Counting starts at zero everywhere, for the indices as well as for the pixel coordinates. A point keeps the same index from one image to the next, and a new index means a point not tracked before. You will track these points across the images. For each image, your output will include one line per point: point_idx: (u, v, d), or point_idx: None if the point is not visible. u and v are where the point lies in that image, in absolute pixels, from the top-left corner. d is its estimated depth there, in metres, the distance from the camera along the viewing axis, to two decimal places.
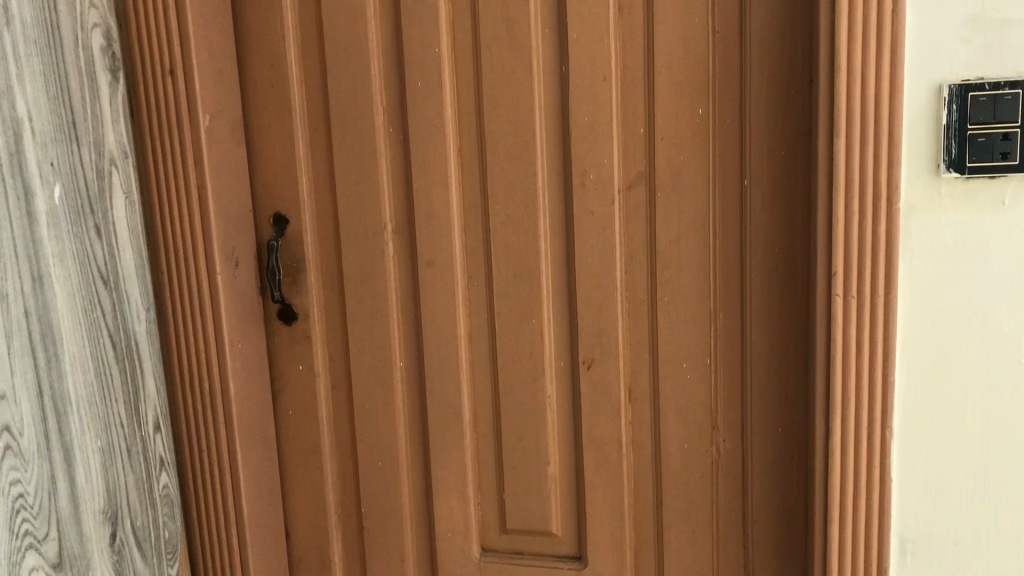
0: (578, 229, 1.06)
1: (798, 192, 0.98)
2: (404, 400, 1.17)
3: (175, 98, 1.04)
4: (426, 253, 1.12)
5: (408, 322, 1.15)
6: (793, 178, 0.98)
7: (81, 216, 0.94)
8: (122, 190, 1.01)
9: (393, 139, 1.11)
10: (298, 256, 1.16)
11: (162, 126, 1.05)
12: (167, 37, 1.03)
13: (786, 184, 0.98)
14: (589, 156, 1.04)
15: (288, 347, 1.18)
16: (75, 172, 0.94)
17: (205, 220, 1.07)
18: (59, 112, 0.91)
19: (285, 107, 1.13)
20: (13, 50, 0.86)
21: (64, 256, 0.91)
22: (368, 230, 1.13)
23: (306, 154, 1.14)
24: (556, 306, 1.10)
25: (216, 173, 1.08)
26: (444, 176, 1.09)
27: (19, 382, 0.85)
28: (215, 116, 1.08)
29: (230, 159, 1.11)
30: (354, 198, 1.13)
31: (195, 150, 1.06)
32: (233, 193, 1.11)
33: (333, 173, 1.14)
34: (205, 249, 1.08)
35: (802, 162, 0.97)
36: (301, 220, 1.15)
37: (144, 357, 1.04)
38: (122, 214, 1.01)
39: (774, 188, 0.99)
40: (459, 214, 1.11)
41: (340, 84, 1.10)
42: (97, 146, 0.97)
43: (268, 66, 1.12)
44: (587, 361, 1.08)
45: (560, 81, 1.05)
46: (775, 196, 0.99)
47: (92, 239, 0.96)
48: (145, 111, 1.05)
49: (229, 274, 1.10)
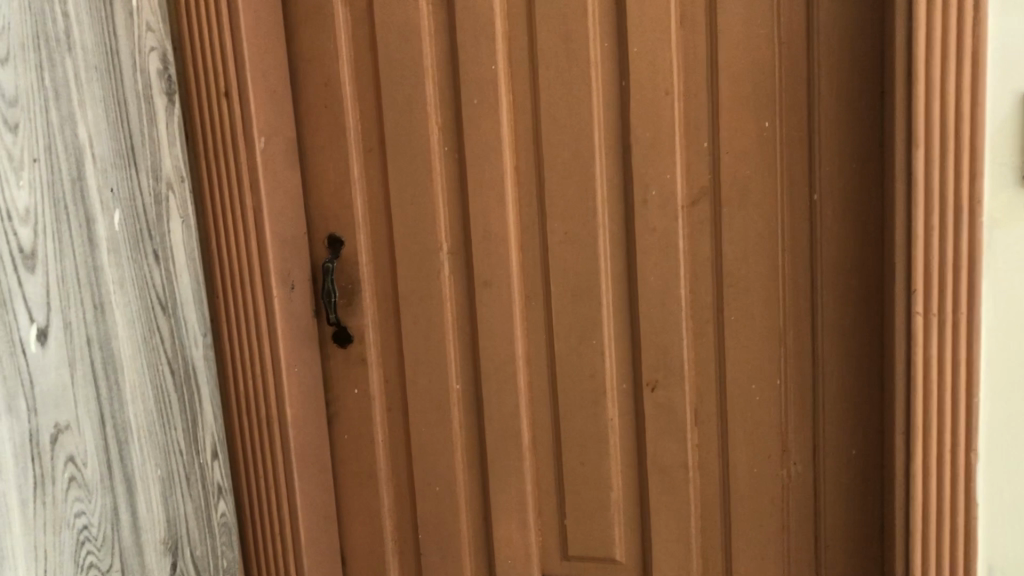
0: (640, 247, 1.03)
1: (872, 202, 0.95)
2: (460, 423, 1.15)
3: (231, 121, 1.03)
4: (483, 273, 1.09)
5: (465, 344, 1.13)
6: (868, 188, 0.95)
7: (140, 242, 0.93)
8: (180, 215, 1.00)
9: (449, 158, 1.09)
10: (352, 278, 1.14)
11: (218, 150, 1.04)
12: (222, 60, 1.02)
13: (860, 196, 0.95)
14: (650, 171, 1.01)
15: (343, 371, 1.16)
16: (135, 199, 0.93)
17: (262, 243, 1.06)
18: (119, 137, 0.90)
19: (339, 128, 1.11)
20: (75, 75, 0.85)
21: (124, 283, 0.90)
22: (424, 251, 1.11)
23: (360, 174, 1.12)
24: (618, 327, 1.07)
25: (270, 195, 1.06)
26: (501, 195, 1.07)
27: (83, 412, 0.84)
28: (270, 137, 1.06)
29: (285, 181, 1.09)
30: (410, 218, 1.11)
31: (251, 173, 1.05)
32: (288, 215, 1.10)
33: (387, 193, 1.12)
34: (261, 272, 1.06)
35: (877, 172, 0.94)
36: (356, 241, 1.13)
37: (201, 384, 1.03)
38: (179, 239, 1.00)
39: (846, 199, 0.96)
40: (516, 233, 1.08)
41: (394, 103, 1.09)
42: (155, 171, 0.96)
43: (321, 86, 1.11)
44: (650, 383, 1.05)
45: (620, 96, 1.02)
46: (847, 207, 0.96)
47: (151, 265, 0.95)
48: (200, 136, 1.04)
49: (285, 298, 1.09)
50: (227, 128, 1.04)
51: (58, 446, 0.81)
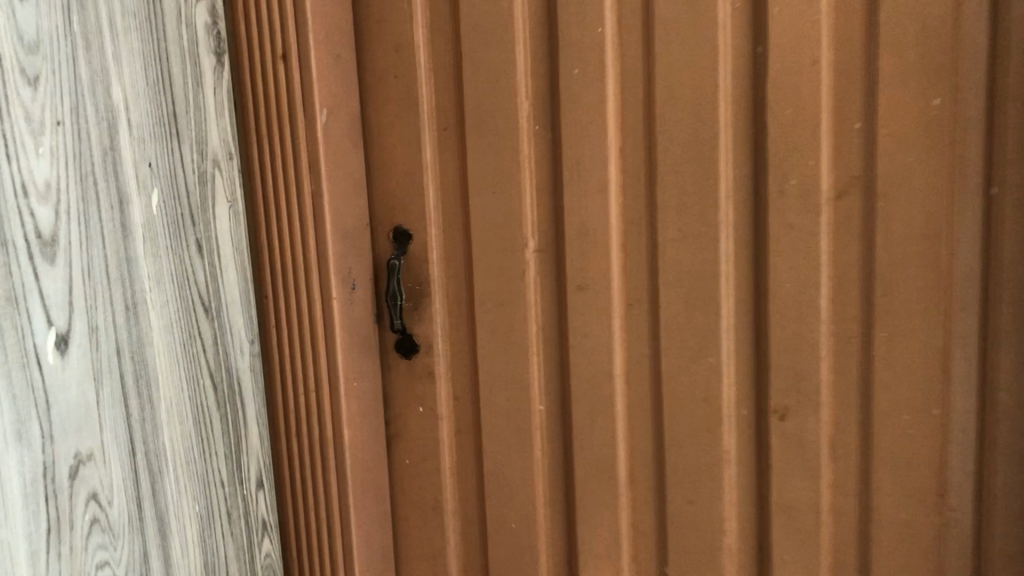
0: (773, 247, 0.86)
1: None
2: (543, 451, 0.98)
3: (288, 91, 0.87)
4: (577, 276, 0.92)
5: (551, 359, 0.96)
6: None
7: (181, 231, 0.77)
8: (228, 200, 0.84)
9: (540, 139, 0.92)
10: (421, 279, 0.97)
11: (273, 124, 0.88)
12: (281, 16, 0.86)
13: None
14: (789, 157, 0.84)
15: (407, 385, 1.00)
16: (178, 178, 0.77)
17: (319, 234, 0.90)
18: (160, 101, 0.74)
19: (411, 102, 0.95)
20: (109, 23, 0.69)
21: (161, 279, 0.74)
22: (506, 248, 0.94)
23: (432, 157, 0.96)
24: (739, 342, 0.89)
25: (331, 178, 0.90)
26: (602, 183, 0.90)
27: (109, 439, 0.68)
28: (333, 110, 0.90)
29: (347, 162, 0.93)
30: (492, 208, 0.94)
31: (309, 153, 0.89)
32: (350, 203, 0.93)
33: (465, 178, 0.95)
34: (315, 269, 0.90)
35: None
36: (426, 235, 0.97)
37: (247, 400, 0.86)
38: (225, 226, 0.83)
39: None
40: (617, 228, 0.91)
41: (478, 74, 0.92)
42: (202, 146, 0.80)
43: (391, 53, 0.95)
44: (779, 410, 0.88)
45: (754, 66, 0.85)
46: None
47: (193, 257, 0.79)
48: (252, 107, 0.88)
49: (345, 300, 0.92)
50: (282, 98, 0.87)
51: (78, 482, 0.65)
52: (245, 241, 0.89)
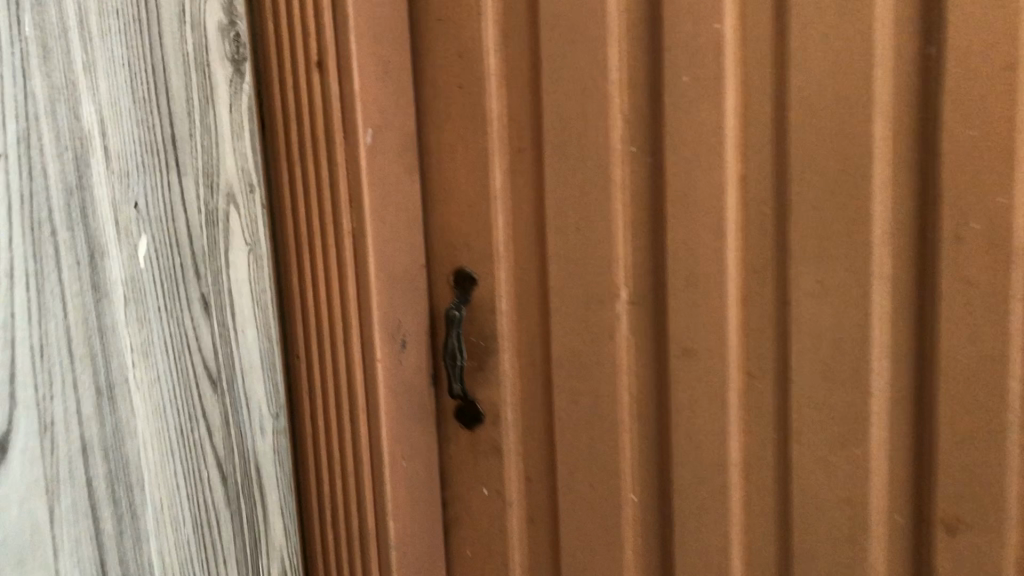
0: (947, 311, 0.62)
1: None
2: (634, 551, 0.78)
3: (322, 106, 0.70)
4: (681, 336, 0.72)
5: (646, 440, 0.76)
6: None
7: (180, 285, 0.61)
8: (248, 239, 0.68)
9: (636, 164, 0.72)
10: (487, 333, 0.79)
11: (305, 146, 0.71)
12: (315, 12, 0.69)
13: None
14: (971, 191, 0.60)
15: (469, 461, 0.82)
16: (178, 220, 0.61)
17: (361, 284, 0.73)
18: (151, 122, 0.58)
19: (477, 117, 0.76)
20: (80, 23, 0.53)
21: (151, 352, 0.58)
22: (592, 301, 0.75)
23: (501, 184, 0.77)
24: (895, 432, 0.66)
25: (374, 213, 0.72)
26: (717, 220, 0.70)
27: (66, 567, 0.53)
28: (380, 129, 0.73)
29: (394, 192, 0.75)
30: (574, 249, 0.75)
31: (348, 182, 0.71)
32: (399, 242, 0.76)
33: (542, 211, 0.76)
34: (355, 325, 0.73)
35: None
36: (492, 280, 0.78)
37: (268, 487, 0.70)
38: (242, 275, 0.67)
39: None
40: (735, 278, 0.70)
41: (560, 82, 0.73)
42: (214, 174, 0.64)
43: (454, 56, 0.76)
44: (949, 524, 0.65)
45: (923, 67, 0.61)
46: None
47: (199, 319, 0.62)
48: (281, 123, 0.71)
49: (393, 362, 0.75)
50: (317, 115, 0.70)
51: None
52: (272, 288, 0.73)
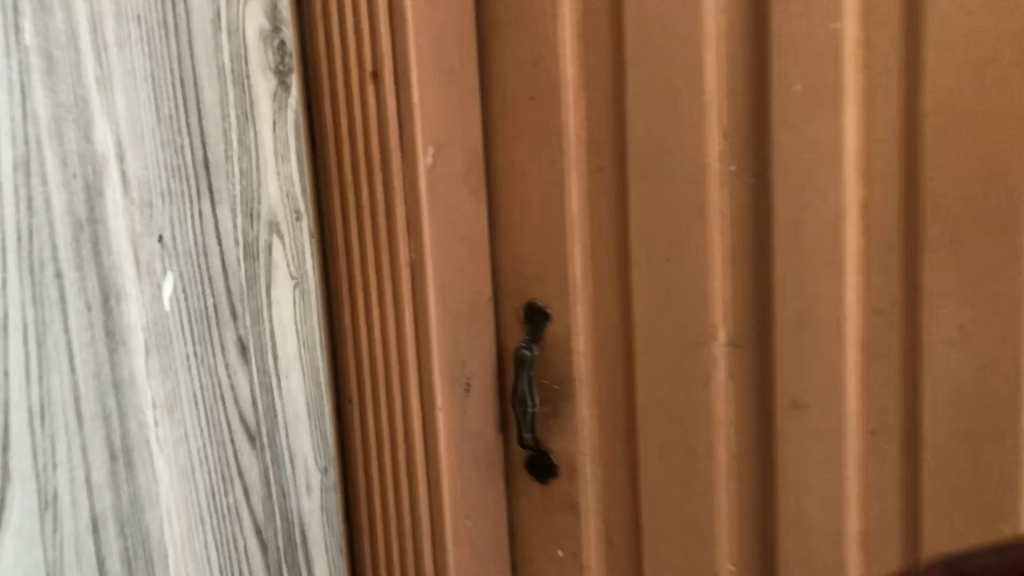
0: None
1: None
2: None
3: (378, 123, 0.62)
4: (789, 385, 0.62)
5: (746, 504, 0.66)
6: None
7: (213, 329, 0.53)
8: (293, 273, 0.59)
9: (736, 186, 0.63)
10: (563, 377, 0.70)
11: (358, 168, 0.63)
12: (371, 17, 0.61)
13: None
14: None
15: (541, 519, 0.73)
16: (210, 254, 0.53)
17: (420, 324, 0.64)
18: (179, 144, 0.51)
19: (552, 133, 0.67)
20: (92, 30, 0.46)
21: (178, 407, 0.51)
22: (684, 342, 0.65)
23: (579, 209, 0.68)
24: None
25: (435, 242, 0.64)
26: (834, 252, 0.60)
27: None
28: (442, 147, 0.64)
29: (458, 218, 0.66)
30: (663, 283, 0.65)
31: (405, 208, 0.63)
32: (463, 275, 0.67)
33: (626, 239, 0.67)
34: (414, 371, 0.65)
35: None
36: (568, 317, 0.69)
37: (314, 552, 0.62)
38: (288, 314, 0.59)
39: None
40: (854, 319, 0.60)
41: (649, 92, 0.64)
42: (253, 200, 0.56)
43: (525, 64, 0.68)
44: None
45: None
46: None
47: (234, 366, 0.55)
48: (332, 143, 0.63)
49: (456, 410, 0.67)
50: (370, 133, 0.62)
51: None
52: (323, 329, 0.64)
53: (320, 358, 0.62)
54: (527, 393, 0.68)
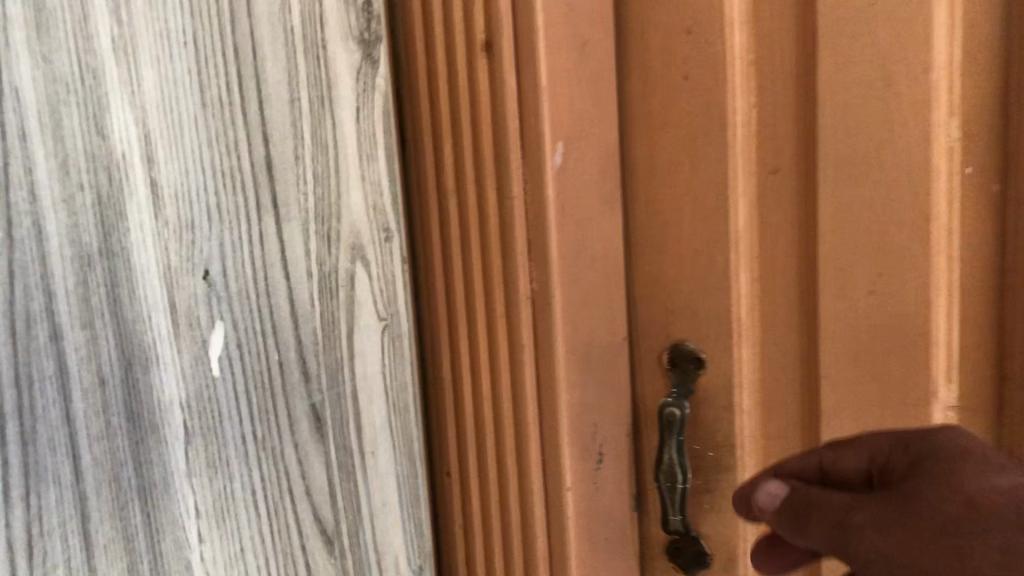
0: None
1: (812, 495, 0.38)
2: None
3: (491, 118, 0.47)
4: None
5: None
6: (925, 532, 0.33)
7: (279, 398, 0.38)
8: (382, 313, 0.43)
9: (972, 199, 0.47)
10: (720, 441, 0.54)
11: (464, 178, 0.48)
12: None
13: (905, 511, 0.34)
14: None
15: None
16: (274, 293, 0.38)
17: (541, 385, 0.49)
18: (235, 141, 0.36)
19: (713, 125, 0.51)
20: None
21: (228, 517, 0.36)
22: (893, 403, 0.49)
23: (744, 226, 0.52)
24: None
25: (566, 275, 0.49)
26: None
27: None
28: (572, 145, 0.49)
29: (592, 240, 0.51)
30: (864, 327, 0.49)
31: (527, 232, 0.48)
32: (597, 311, 0.51)
33: (810, 266, 0.51)
34: (535, 446, 0.49)
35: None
36: (730, 367, 0.53)
37: None
38: (375, 369, 0.43)
39: (988, 490, 0.33)
40: None
41: (854, 72, 0.47)
42: (332, 214, 0.41)
43: (677, 35, 0.51)
44: None
45: None
46: (897, 454, 0.39)
47: (305, 447, 0.39)
48: (430, 143, 0.48)
49: (586, 487, 0.51)
50: (479, 131, 0.47)
51: None
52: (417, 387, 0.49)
53: (416, 423, 0.46)
54: (676, 467, 0.54)
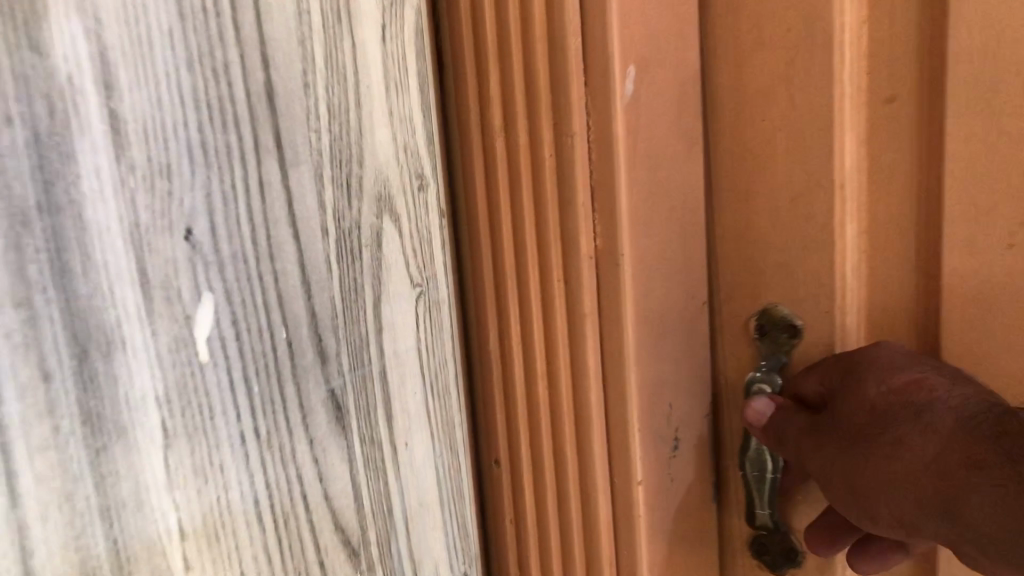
0: None
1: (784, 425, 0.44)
2: None
3: (546, 42, 0.38)
4: None
5: None
6: (866, 464, 0.39)
7: (288, 383, 0.31)
8: (412, 275, 0.37)
9: None
10: None
11: (513, 117, 0.39)
12: None
13: (844, 450, 0.41)
14: None
15: None
16: (281, 254, 0.30)
17: (607, 363, 0.41)
18: (224, 65, 0.28)
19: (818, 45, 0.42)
20: None
21: (222, 537, 0.28)
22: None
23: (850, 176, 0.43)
24: None
25: (637, 233, 0.40)
26: None
27: None
28: (645, 74, 0.40)
29: (668, 191, 0.42)
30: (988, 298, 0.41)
31: (591, 182, 0.39)
32: (671, 272, 0.43)
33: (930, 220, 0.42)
34: (599, 435, 0.42)
35: (972, 455, 0.36)
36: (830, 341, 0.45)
37: None
38: (405, 343, 0.36)
39: (897, 404, 0.39)
40: None
41: None
42: (351, 157, 0.33)
43: None
44: None
45: None
46: (835, 373, 0.43)
47: (324, 442, 0.32)
48: (471, 74, 0.40)
49: (661, 480, 0.43)
50: (531, 59, 0.39)
51: None
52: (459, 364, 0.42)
53: (454, 403, 0.39)
54: (765, 454, 0.46)
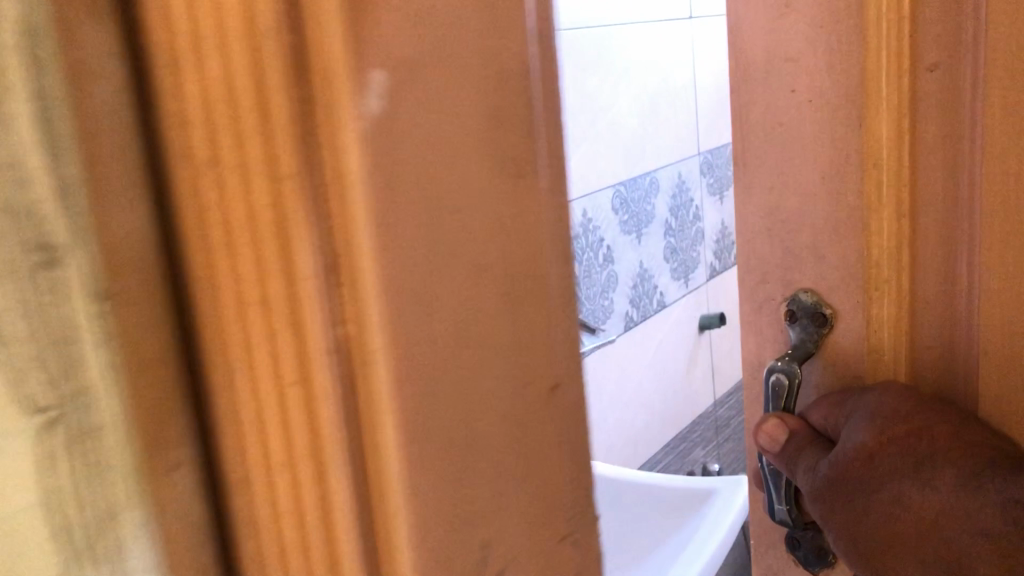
0: None
1: (805, 442, 0.86)
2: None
3: (244, 14, 0.25)
4: None
5: None
6: (880, 500, 0.78)
7: None
8: (29, 410, 0.26)
9: None
10: None
11: (221, 152, 0.27)
12: None
13: (866, 485, 0.79)
14: None
15: None
16: None
17: (370, 482, 0.29)
18: None
19: None
20: None
21: None
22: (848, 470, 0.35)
23: (903, 174, 0.79)
24: None
25: (400, 315, 0.28)
26: None
27: None
28: (404, 82, 0.27)
29: (475, 243, 0.30)
30: (998, 301, 0.75)
31: (330, 247, 0.27)
32: (484, 344, 0.31)
33: (947, 216, 0.77)
34: (357, 571, 0.30)
35: (965, 509, 0.74)
36: (851, 317, 0.85)
37: None
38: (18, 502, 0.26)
39: (901, 456, 0.77)
40: None
41: None
42: None
43: None
44: None
45: None
46: (837, 413, 0.85)
47: None
48: (166, 83, 0.27)
49: None
50: (223, 55, 0.26)
51: None
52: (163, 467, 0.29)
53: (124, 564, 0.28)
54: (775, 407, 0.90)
